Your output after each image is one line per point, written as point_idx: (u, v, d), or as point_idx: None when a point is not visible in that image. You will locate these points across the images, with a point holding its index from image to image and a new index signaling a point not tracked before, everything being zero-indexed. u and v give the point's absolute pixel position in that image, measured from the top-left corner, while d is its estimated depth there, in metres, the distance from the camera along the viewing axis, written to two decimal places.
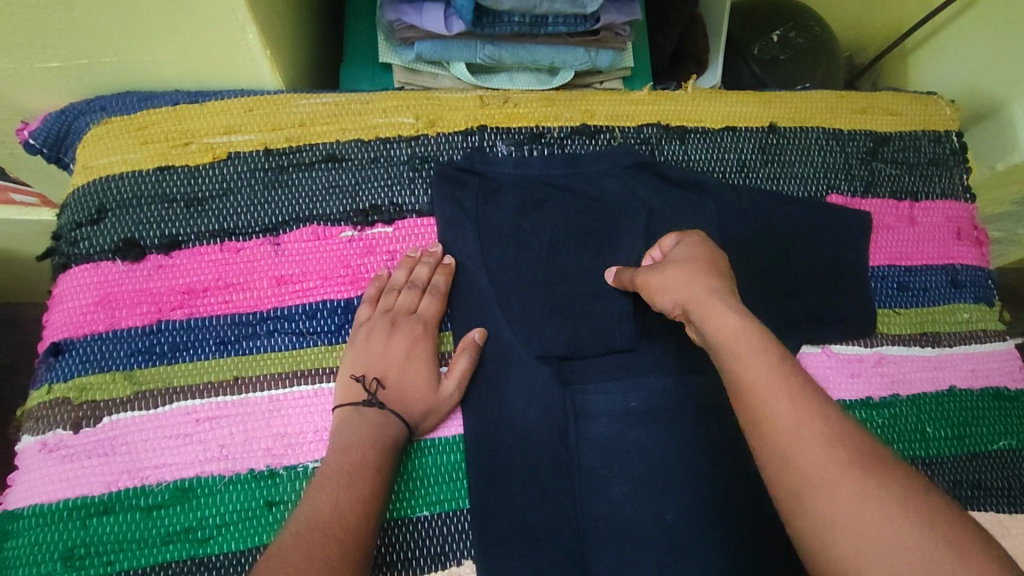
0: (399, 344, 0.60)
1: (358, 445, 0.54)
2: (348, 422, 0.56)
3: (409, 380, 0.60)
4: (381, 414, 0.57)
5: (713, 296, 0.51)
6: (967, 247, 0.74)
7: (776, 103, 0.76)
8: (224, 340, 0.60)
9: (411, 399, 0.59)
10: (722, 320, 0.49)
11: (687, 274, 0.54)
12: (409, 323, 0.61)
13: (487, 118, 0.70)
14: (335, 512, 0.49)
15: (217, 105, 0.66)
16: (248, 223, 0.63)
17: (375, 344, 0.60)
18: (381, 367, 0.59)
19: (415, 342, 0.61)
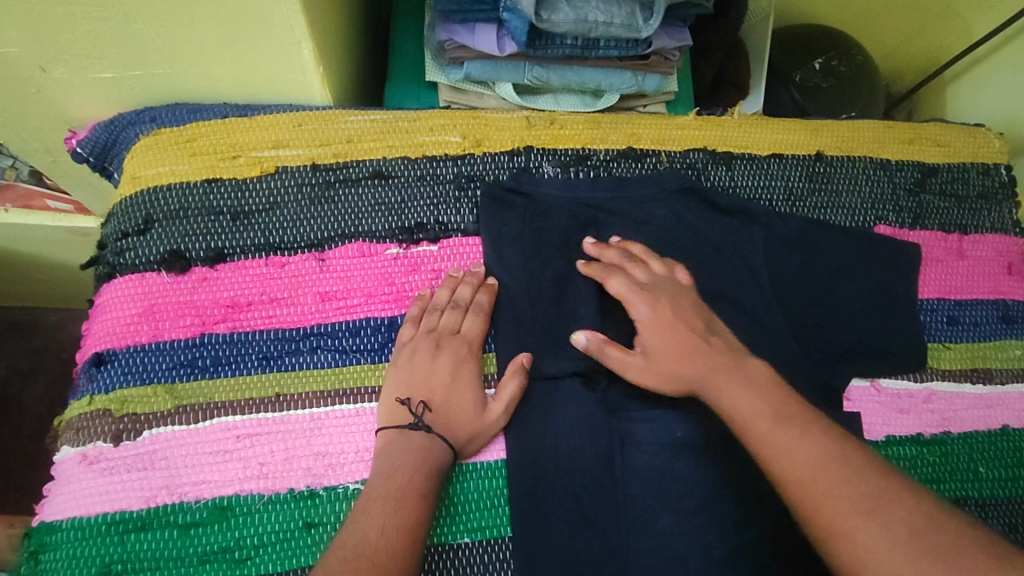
0: (445, 366, 0.59)
1: (403, 470, 0.53)
2: (392, 444, 0.55)
3: (455, 402, 0.58)
4: (427, 438, 0.55)
5: (717, 379, 0.55)
6: (1018, 283, 0.73)
7: (822, 131, 0.75)
8: (267, 355, 0.59)
9: (457, 422, 0.57)
10: (733, 400, 0.53)
11: (665, 348, 0.59)
12: (454, 344, 0.60)
13: (534, 139, 0.70)
14: (380, 538, 0.48)
15: (266, 120, 0.66)
16: (293, 237, 0.63)
17: (420, 364, 0.59)
18: (427, 389, 0.58)
19: (459, 362, 0.60)
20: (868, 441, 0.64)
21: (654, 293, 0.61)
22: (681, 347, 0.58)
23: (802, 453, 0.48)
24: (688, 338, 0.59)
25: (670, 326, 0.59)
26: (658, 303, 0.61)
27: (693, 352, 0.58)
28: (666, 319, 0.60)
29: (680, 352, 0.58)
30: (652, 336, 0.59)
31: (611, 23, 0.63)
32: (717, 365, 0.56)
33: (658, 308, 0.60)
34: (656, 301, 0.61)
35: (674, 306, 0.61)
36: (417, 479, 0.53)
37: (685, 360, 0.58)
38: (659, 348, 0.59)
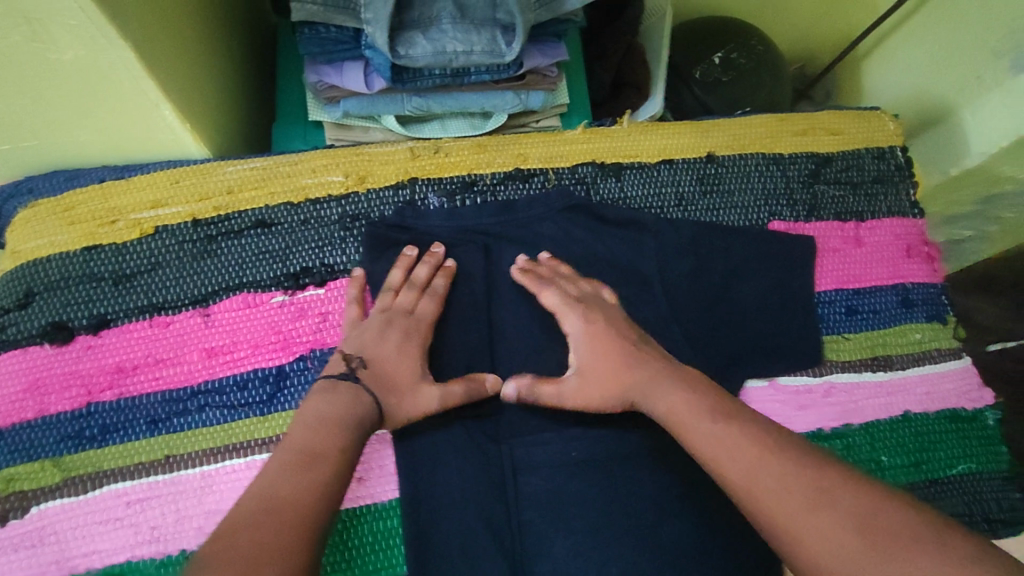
0: (394, 337, 0.60)
1: (331, 421, 0.52)
2: (325, 394, 0.55)
3: (397, 368, 0.58)
4: (351, 391, 0.55)
5: (655, 380, 0.57)
6: (917, 265, 0.73)
7: (714, 131, 0.74)
8: (155, 418, 0.59)
9: (391, 390, 0.57)
10: (667, 397, 0.55)
11: (607, 393, 0.58)
12: (405, 321, 0.61)
13: (418, 170, 0.69)
14: (284, 494, 0.46)
15: (144, 180, 0.66)
16: (177, 296, 0.63)
17: (368, 334, 0.60)
18: (370, 353, 0.59)
19: (411, 338, 0.60)
20: None
21: (584, 331, 0.61)
22: (622, 391, 0.58)
23: (734, 458, 0.48)
24: (626, 374, 0.58)
25: (603, 367, 0.59)
26: (591, 315, 0.61)
27: (637, 387, 0.57)
28: (597, 360, 0.59)
29: (622, 394, 0.58)
30: (592, 379, 0.59)
31: (471, 51, 0.62)
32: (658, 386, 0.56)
33: (591, 351, 0.60)
34: (585, 344, 0.60)
35: (605, 343, 0.60)
36: (332, 437, 0.51)
37: (631, 402, 0.58)
38: (603, 394, 0.58)
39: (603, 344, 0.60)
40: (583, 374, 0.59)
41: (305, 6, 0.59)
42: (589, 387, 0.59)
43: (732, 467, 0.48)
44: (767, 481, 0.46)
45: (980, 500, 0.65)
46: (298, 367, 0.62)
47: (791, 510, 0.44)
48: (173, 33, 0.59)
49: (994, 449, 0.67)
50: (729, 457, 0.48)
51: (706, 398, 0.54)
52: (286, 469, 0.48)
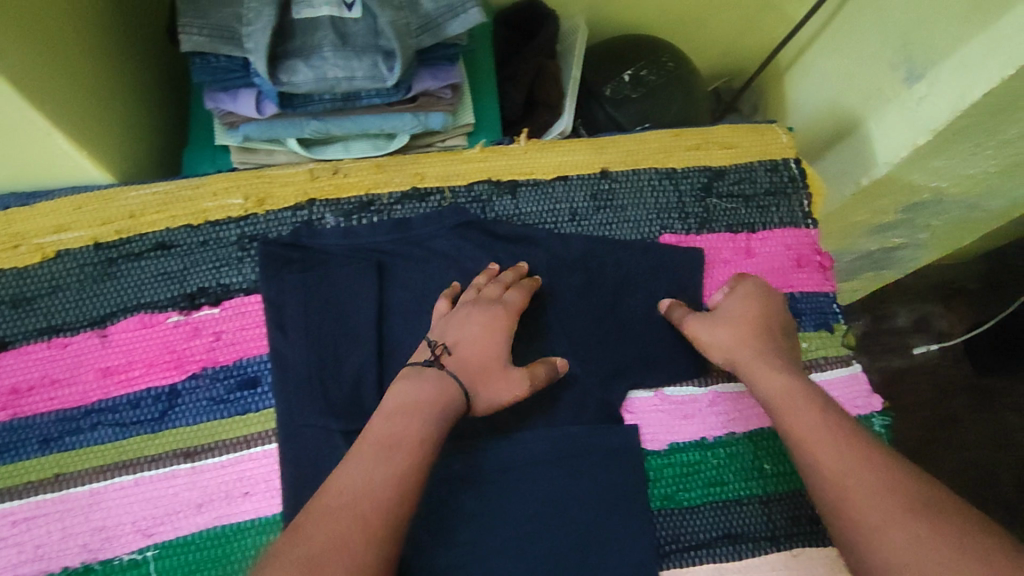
0: (495, 322, 0.63)
1: (416, 409, 0.56)
2: (413, 379, 0.59)
3: (476, 349, 0.62)
4: (440, 375, 0.59)
5: (759, 360, 0.63)
6: (808, 275, 0.75)
7: (609, 148, 0.76)
8: (48, 437, 0.61)
9: (470, 371, 0.61)
10: (779, 380, 0.61)
11: (747, 333, 0.64)
12: (495, 307, 0.64)
13: (317, 191, 0.72)
14: (355, 491, 0.51)
15: (47, 206, 0.68)
16: (75, 318, 0.66)
17: (481, 319, 0.63)
18: (454, 338, 0.62)
19: (496, 320, 0.63)
20: (649, 451, 0.66)
21: (750, 289, 0.68)
22: (749, 331, 0.64)
23: (829, 451, 0.54)
24: (761, 326, 0.65)
25: (753, 314, 0.66)
26: (757, 293, 0.68)
27: (766, 338, 0.64)
28: (751, 310, 0.66)
29: (752, 336, 0.64)
30: (718, 321, 0.66)
31: (353, 77, 0.64)
32: (762, 354, 0.63)
33: (732, 299, 0.67)
34: (737, 295, 0.68)
35: (760, 296, 0.68)
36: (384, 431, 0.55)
37: (754, 339, 0.64)
38: (732, 331, 0.65)
39: (753, 298, 0.67)
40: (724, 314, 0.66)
41: (191, 37, 0.61)
42: (710, 323, 0.66)
43: (822, 454, 0.54)
44: (867, 474, 0.52)
45: None
46: (190, 385, 0.64)
47: (882, 510, 0.50)
48: (72, 73, 0.62)
49: None
50: (832, 450, 0.54)
51: (809, 388, 0.60)
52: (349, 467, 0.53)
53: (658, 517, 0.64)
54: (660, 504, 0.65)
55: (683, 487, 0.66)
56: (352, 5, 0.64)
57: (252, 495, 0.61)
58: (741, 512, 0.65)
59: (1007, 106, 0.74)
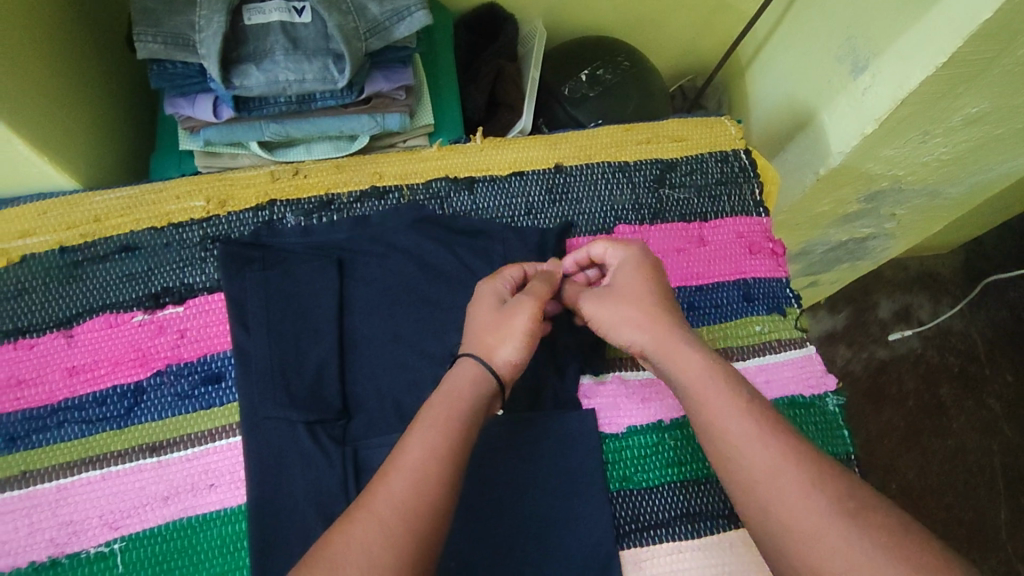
0: (486, 297, 0.64)
1: (452, 409, 0.56)
2: (455, 379, 0.59)
3: (477, 322, 0.62)
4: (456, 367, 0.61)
5: (673, 344, 0.59)
6: (760, 261, 0.77)
7: (562, 143, 0.79)
8: (14, 436, 0.63)
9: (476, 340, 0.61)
10: (690, 364, 0.57)
11: (646, 308, 0.61)
12: (486, 287, 0.65)
13: (277, 192, 0.73)
14: (394, 509, 0.49)
15: (12, 213, 0.70)
16: (41, 320, 0.67)
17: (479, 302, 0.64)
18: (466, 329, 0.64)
19: (487, 295, 0.64)
20: (606, 434, 0.68)
21: (637, 254, 0.65)
22: (649, 304, 0.62)
23: (757, 446, 0.51)
24: (656, 298, 0.62)
25: (645, 285, 0.63)
26: (645, 262, 0.64)
27: (667, 310, 0.61)
28: (643, 280, 0.63)
29: (655, 311, 0.61)
30: (619, 295, 0.63)
31: (304, 79, 0.66)
32: (670, 330, 0.60)
33: (624, 269, 0.64)
34: (629, 265, 0.65)
35: (651, 263, 0.65)
36: (434, 442, 0.53)
37: (657, 313, 0.61)
38: (634, 306, 0.61)
39: (643, 269, 0.64)
40: (622, 286, 0.63)
41: (147, 45, 0.64)
42: (614, 299, 0.63)
43: (745, 446, 0.52)
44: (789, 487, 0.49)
45: None
46: (155, 381, 0.66)
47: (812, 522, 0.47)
48: (41, 84, 0.65)
49: (830, 434, 0.71)
50: (758, 444, 0.52)
51: (722, 367, 0.57)
52: (390, 481, 0.51)
53: (616, 499, 0.66)
54: (618, 486, 0.66)
55: (642, 469, 0.67)
56: (302, 10, 0.66)
57: (218, 486, 0.63)
58: (699, 491, 0.67)
59: (946, 92, 0.77)
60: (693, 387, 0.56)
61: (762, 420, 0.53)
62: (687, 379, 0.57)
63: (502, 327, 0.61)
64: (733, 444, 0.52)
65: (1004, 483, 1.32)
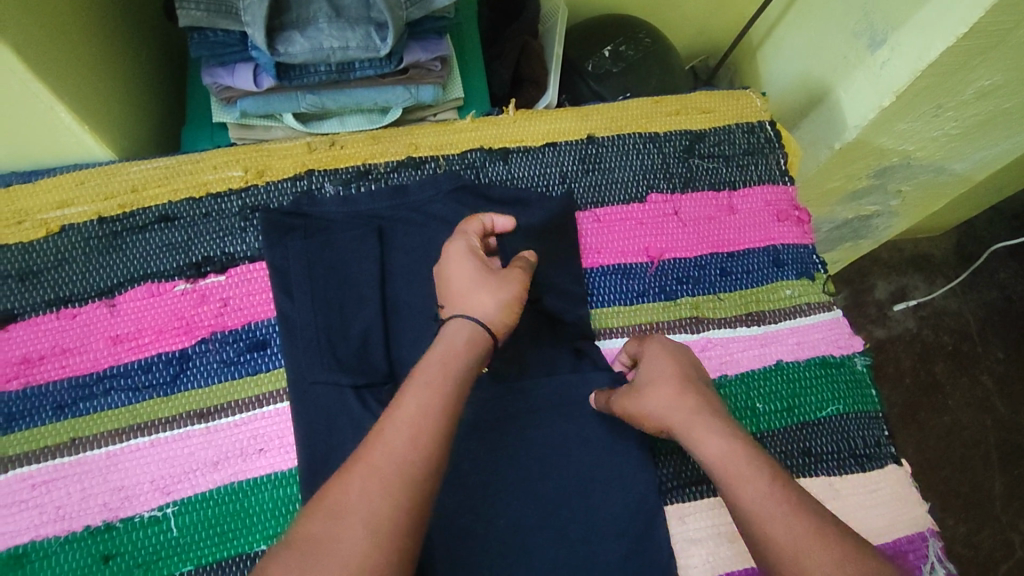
0: (463, 251, 0.61)
1: (448, 365, 0.54)
2: (444, 334, 0.57)
3: (463, 277, 0.60)
4: (449, 323, 0.57)
5: (697, 427, 0.57)
6: (788, 228, 0.79)
7: (593, 115, 0.80)
8: (61, 404, 0.62)
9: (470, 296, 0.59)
10: (714, 446, 0.55)
11: (674, 395, 0.59)
12: (459, 242, 0.62)
13: (314, 163, 0.74)
14: (395, 464, 0.47)
15: (49, 183, 0.69)
16: (83, 289, 0.67)
17: (457, 256, 0.61)
18: (444, 282, 0.61)
19: (464, 249, 0.62)
20: None
21: (662, 344, 0.64)
22: (675, 390, 0.59)
23: (780, 526, 0.48)
24: (687, 387, 0.60)
25: (671, 370, 0.61)
26: (673, 351, 0.63)
27: (694, 395, 0.59)
28: (668, 367, 0.62)
29: (681, 397, 0.59)
30: (643, 384, 0.61)
31: (347, 47, 0.67)
32: (699, 414, 0.58)
33: (648, 360, 0.63)
34: (653, 354, 0.63)
35: (677, 351, 0.63)
36: (432, 397, 0.51)
37: (684, 398, 0.59)
38: (659, 393, 0.59)
39: (667, 358, 0.63)
40: (646, 375, 0.62)
41: (190, 12, 0.64)
42: (639, 389, 0.61)
43: (774, 529, 0.48)
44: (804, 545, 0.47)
45: (847, 437, 0.69)
46: (201, 349, 0.65)
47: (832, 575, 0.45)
48: (75, 51, 0.64)
49: (862, 393, 0.71)
50: (783, 522, 0.49)
51: (752, 449, 0.54)
52: (386, 434, 0.49)
53: (658, 457, 0.67)
54: (660, 445, 0.68)
55: None
56: None
57: (267, 451, 0.62)
58: None
59: (962, 64, 0.80)
60: (722, 471, 0.53)
61: (788, 496, 0.50)
62: (719, 464, 0.54)
63: (489, 280, 0.60)
64: (755, 512, 0.50)
65: (1000, 457, 1.33)
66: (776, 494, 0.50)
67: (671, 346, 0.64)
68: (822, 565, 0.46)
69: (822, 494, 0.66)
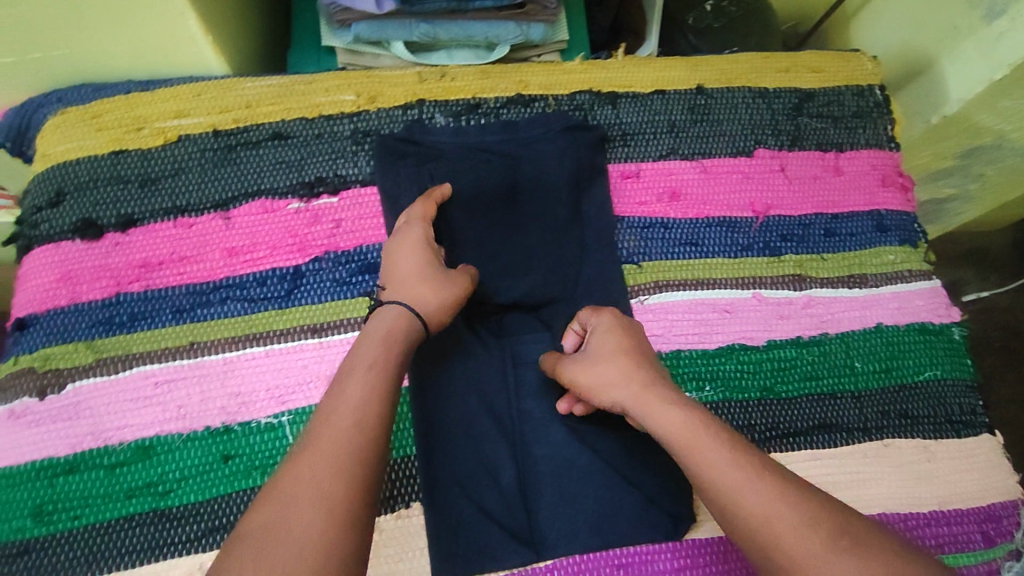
0: (410, 239, 0.61)
1: (382, 352, 0.53)
2: (373, 322, 0.56)
3: (408, 267, 0.59)
4: (381, 312, 0.57)
5: (648, 397, 0.53)
6: (892, 194, 0.77)
7: (703, 66, 0.79)
8: (181, 308, 0.64)
9: (411, 284, 0.58)
10: (668, 415, 0.51)
11: (626, 365, 0.55)
12: (408, 230, 0.62)
13: (425, 93, 0.74)
14: (337, 446, 0.46)
15: (167, 93, 0.70)
16: (200, 199, 0.68)
17: (403, 243, 0.61)
18: (388, 270, 0.60)
19: (413, 237, 0.61)
20: (748, 347, 0.68)
21: (603, 311, 0.60)
22: (627, 367, 0.55)
23: (750, 491, 0.46)
24: (638, 358, 0.56)
25: (622, 345, 0.57)
26: (621, 319, 0.60)
27: (646, 366, 0.56)
28: (625, 342, 0.57)
29: (635, 374, 0.55)
30: (596, 359, 0.57)
31: None
32: (652, 389, 0.54)
33: (598, 330, 0.59)
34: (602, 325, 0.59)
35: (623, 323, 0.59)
36: (373, 384, 0.50)
37: (637, 373, 0.55)
38: (612, 364, 0.56)
39: (616, 330, 0.58)
40: (596, 349, 0.57)
41: None
42: (592, 364, 0.57)
43: (746, 499, 0.46)
44: (780, 514, 0.45)
45: (943, 402, 0.69)
46: (314, 267, 0.66)
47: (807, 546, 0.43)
48: None
49: (960, 362, 0.71)
50: (752, 490, 0.46)
51: (705, 416, 0.51)
52: (330, 423, 0.48)
53: (757, 407, 0.66)
54: (761, 395, 0.67)
55: (782, 382, 0.67)
56: None
57: None
58: (836, 406, 0.67)
59: None
60: (681, 443, 0.50)
61: (754, 464, 0.47)
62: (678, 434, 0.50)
63: (429, 268, 0.60)
64: (726, 488, 0.47)
65: None
66: (742, 464, 0.47)
67: (615, 314, 0.60)
68: (794, 530, 0.44)
69: (917, 455, 0.66)
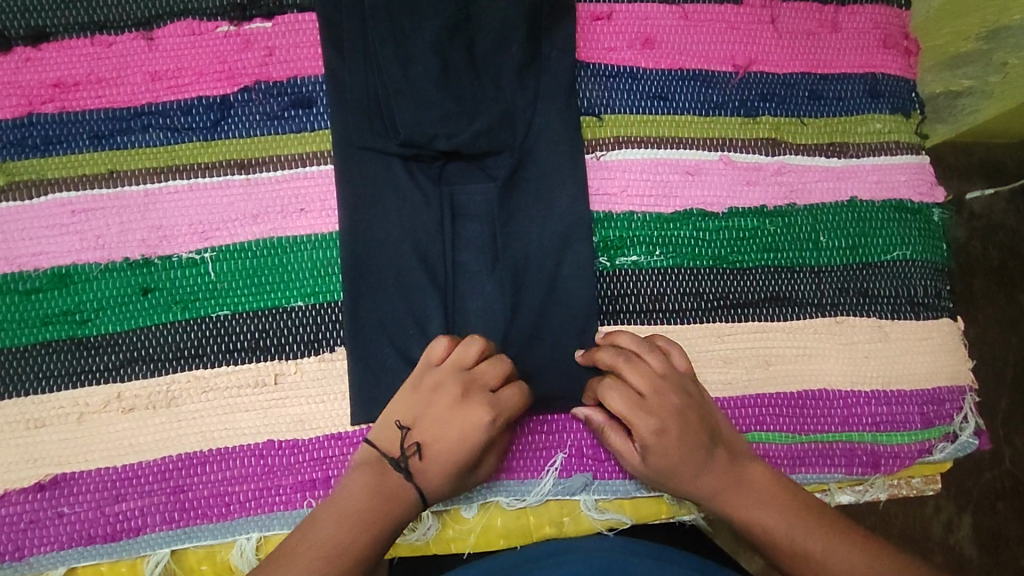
0: (462, 415, 0.51)
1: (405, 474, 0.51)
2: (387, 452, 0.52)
3: (449, 461, 0.50)
4: (400, 481, 0.50)
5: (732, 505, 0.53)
6: (893, 56, 0.69)
7: None
8: (99, 134, 0.59)
9: (436, 481, 0.51)
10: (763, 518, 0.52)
11: (697, 459, 0.53)
12: (478, 403, 0.51)
13: None
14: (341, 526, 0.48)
15: None
16: (118, 16, 0.61)
17: (457, 420, 0.51)
18: (428, 431, 0.51)
19: (473, 420, 0.51)
20: (708, 213, 0.64)
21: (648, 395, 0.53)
22: (695, 486, 0.54)
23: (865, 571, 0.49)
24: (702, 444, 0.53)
25: (678, 439, 0.53)
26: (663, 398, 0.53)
27: (714, 454, 0.54)
28: (683, 448, 0.53)
29: (704, 463, 0.53)
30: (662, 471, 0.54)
31: None
32: (720, 487, 0.53)
33: (654, 448, 0.52)
34: (652, 436, 0.52)
35: (671, 416, 0.53)
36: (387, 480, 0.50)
37: (707, 460, 0.53)
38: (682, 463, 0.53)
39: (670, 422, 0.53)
40: (659, 469, 0.53)
41: None
42: (663, 483, 0.54)
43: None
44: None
45: (909, 284, 0.65)
46: (242, 98, 0.61)
47: None
48: None
49: (934, 243, 0.67)
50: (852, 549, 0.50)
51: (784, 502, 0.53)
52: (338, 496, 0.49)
53: (707, 275, 0.63)
54: (712, 264, 0.63)
55: (738, 252, 0.64)
56: None
57: (309, 212, 0.60)
58: (792, 280, 0.64)
59: None
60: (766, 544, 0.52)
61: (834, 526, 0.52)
62: (758, 539, 0.53)
63: (462, 470, 0.51)
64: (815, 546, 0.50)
65: None
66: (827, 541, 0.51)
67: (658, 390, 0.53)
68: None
69: (870, 334, 0.64)
